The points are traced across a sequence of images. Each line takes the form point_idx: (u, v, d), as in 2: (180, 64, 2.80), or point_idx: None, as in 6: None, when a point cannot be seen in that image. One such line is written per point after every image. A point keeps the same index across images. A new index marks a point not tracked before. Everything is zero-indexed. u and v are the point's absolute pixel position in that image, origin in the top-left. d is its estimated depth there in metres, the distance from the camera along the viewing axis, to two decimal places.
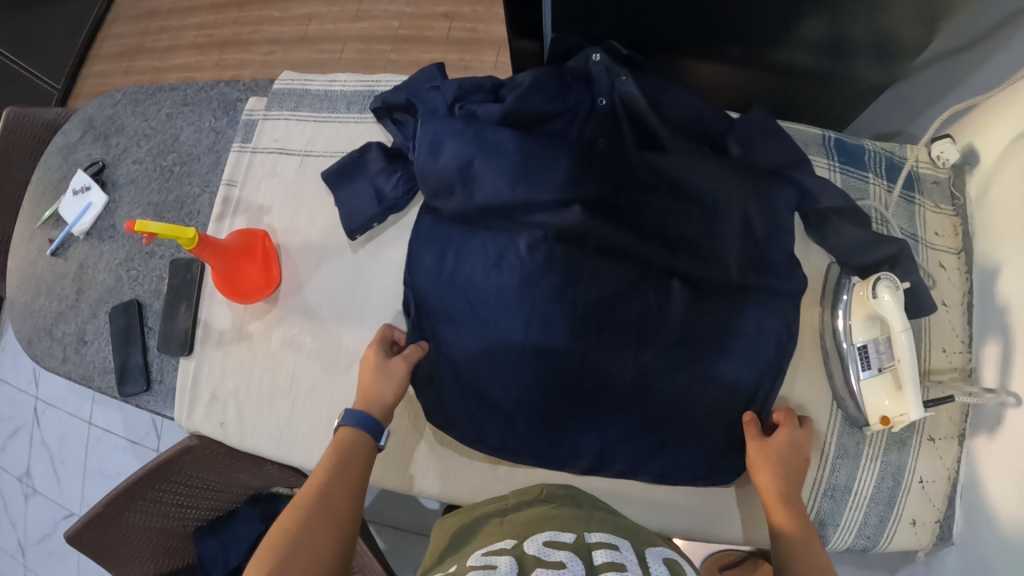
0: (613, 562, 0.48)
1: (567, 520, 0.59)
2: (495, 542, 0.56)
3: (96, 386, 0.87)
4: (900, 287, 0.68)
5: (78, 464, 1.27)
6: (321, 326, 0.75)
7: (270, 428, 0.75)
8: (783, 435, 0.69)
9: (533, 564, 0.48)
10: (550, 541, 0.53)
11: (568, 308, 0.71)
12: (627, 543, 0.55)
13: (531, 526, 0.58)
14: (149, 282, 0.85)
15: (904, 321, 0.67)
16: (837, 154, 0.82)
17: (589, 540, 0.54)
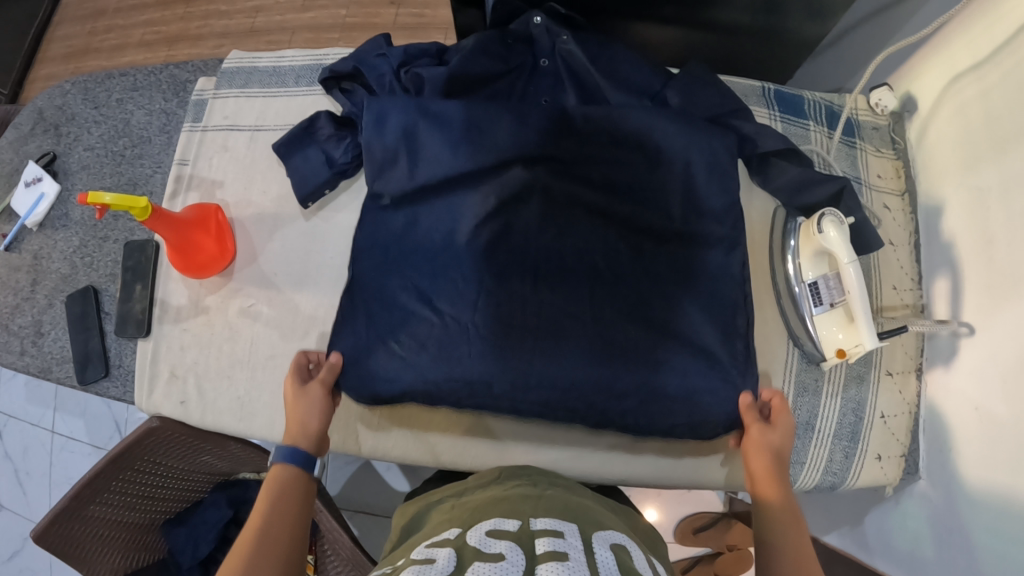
0: (554, 551, 0.44)
1: (516, 503, 0.55)
2: (441, 532, 0.53)
3: (55, 377, 0.85)
4: (845, 222, 0.69)
5: (46, 474, 1.24)
6: (278, 294, 0.75)
7: (232, 401, 0.74)
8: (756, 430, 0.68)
9: (471, 558, 0.44)
10: (493, 530, 0.49)
11: (523, 262, 0.70)
12: (576, 526, 0.51)
13: (479, 511, 0.54)
14: (104, 267, 0.85)
15: (851, 252, 0.67)
16: (777, 104, 0.85)
17: (534, 528, 0.50)
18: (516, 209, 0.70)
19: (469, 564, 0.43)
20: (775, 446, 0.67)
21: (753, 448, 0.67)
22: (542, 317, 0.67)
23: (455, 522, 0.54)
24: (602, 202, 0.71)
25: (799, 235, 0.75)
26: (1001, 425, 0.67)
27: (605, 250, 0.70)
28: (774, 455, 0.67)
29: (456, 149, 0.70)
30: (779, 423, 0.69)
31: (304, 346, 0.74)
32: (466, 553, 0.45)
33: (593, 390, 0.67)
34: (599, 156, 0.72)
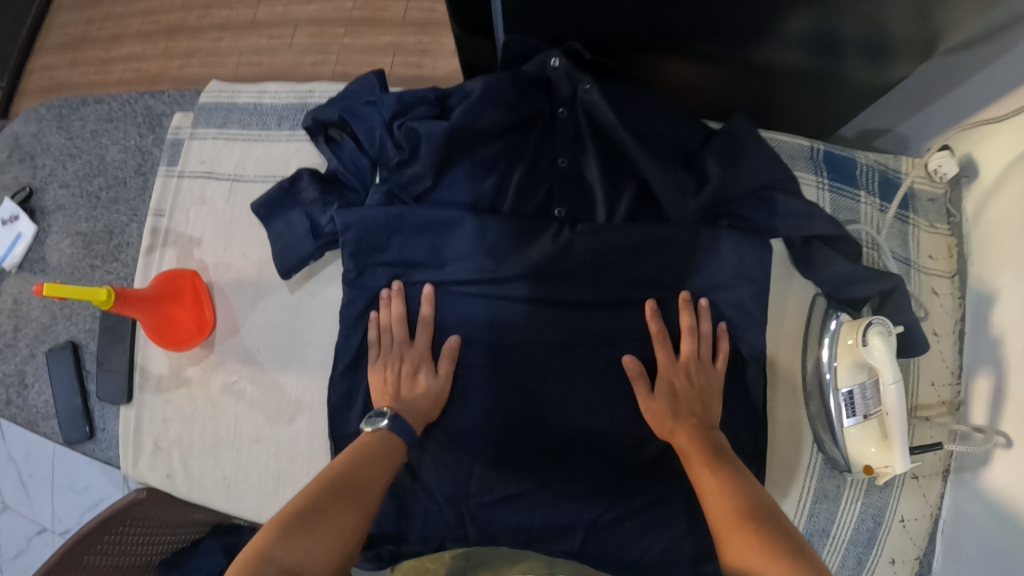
0: None
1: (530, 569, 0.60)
2: None
3: (42, 431, 0.83)
4: (893, 332, 0.63)
5: (49, 482, 1.26)
6: (262, 372, 0.70)
7: (218, 480, 0.72)
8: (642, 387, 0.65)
9: None
10: None
11: (530, 348, 0.68)
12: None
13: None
14: (82, 321, 0.80)
15: (894, 370, 0.62)
16: (826, 169, 0.75)
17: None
18: (520, 307, 0.68)
19: None
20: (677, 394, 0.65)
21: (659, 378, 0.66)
22: (548, 416, 0.68)
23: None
24: (618, 296, 0.68)
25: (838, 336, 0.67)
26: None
27: (619, 343, 0.69)
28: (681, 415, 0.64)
29: (468, 243, 0.67)
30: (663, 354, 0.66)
31: (291, 431, 0.69)
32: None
33: (600, 500, 0.66)
34: (621, 241, 0.67)
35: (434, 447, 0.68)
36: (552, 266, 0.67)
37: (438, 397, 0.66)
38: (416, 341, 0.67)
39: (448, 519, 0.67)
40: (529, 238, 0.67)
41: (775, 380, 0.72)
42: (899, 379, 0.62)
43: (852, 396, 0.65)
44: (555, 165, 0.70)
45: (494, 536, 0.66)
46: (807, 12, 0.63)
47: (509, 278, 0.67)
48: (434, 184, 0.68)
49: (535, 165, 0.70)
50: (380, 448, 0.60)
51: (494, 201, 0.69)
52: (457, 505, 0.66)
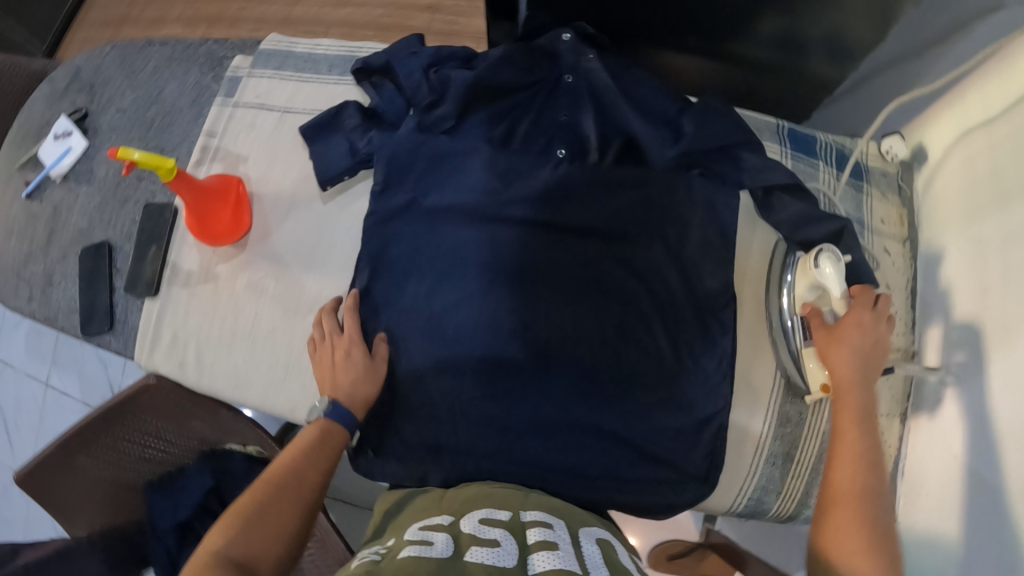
0: (546, 541, 0.49)
1: (503, 497, 0.61)
2: (431, 517, 0.56)
3: (60, 326, 0.88)
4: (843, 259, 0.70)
5: (35, 426, 1.26)
6: (286, 271, 0.77)
7: (228, 369, 0.76)
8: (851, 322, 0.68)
9: (468, 543, 0.48)
10: (486, 518, 0.54)
11: (522, 267, 0.71)
12: (563, 521, 0.56)
13: (468, 502, 0.59)
14: (120, 226, 0.87)
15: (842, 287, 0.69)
16: (789, 141, 0.84)
17: (524, 519, 0.55)
18: (515, 227, 0.72)
19: (467, 547, 0.47)
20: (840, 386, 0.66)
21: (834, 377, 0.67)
22: (535, 338, 0.70)
23: (447, 509, 0.58)
24: (608, 226, 0.72)
25: (796, 270, 0.74)
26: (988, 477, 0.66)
27: (606, 273, 0.71)
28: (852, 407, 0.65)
29: (480, 169, 0.73)
30: (834, 355, 0.67)
31: (307, 324, 0.75)
32: (464, 537, 0.50)
33: (576, 410, 0.69)
34: (617, 176, 0.72)
35: (421, 357, 0.70)
36: (550, 194, 0.72)
37: (427, 313, 0.70)
38: (345, 329, 0.70)
39: (440, 412, 0.69)
40: (532, 168, 0.73)
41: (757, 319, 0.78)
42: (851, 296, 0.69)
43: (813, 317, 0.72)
44: (557, 120, 0.75)
45: (471, 439, 0.68)
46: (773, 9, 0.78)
47: (503, 206, 0.72)
48: (455, 126, 0.74)
49: (541, 116, 0.75)
50: (320, 437, 0.65)
51: (505, 142, 0.75)
52: (448, 399, 0.69)
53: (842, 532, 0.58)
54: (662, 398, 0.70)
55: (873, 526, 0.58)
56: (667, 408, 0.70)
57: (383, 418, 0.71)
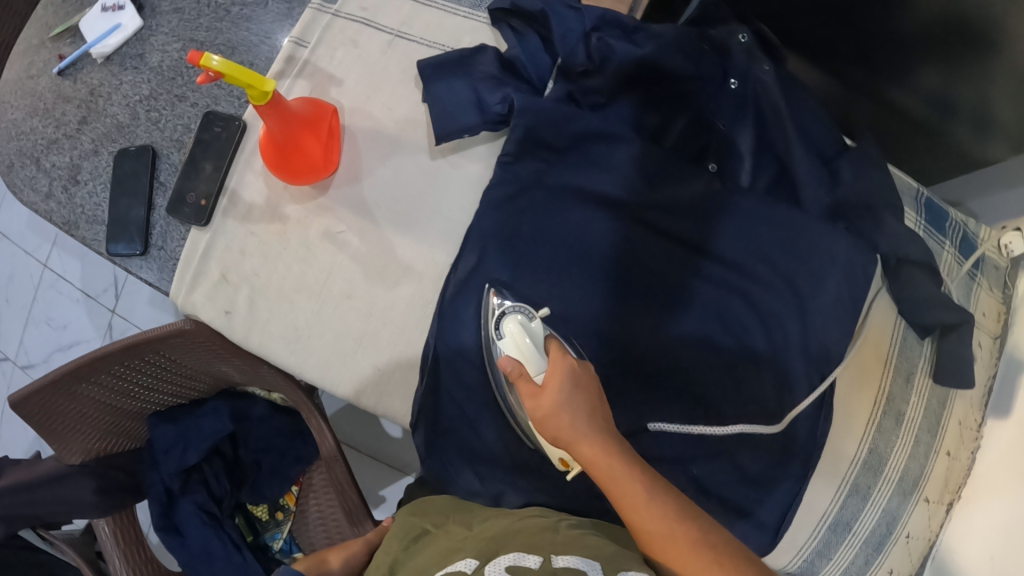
0: None
1: (536, 534, 0.51)
2: (454, 561, 0.48)
3: (79, 235, 0.74)
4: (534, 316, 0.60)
5: (25, 308, 1.13)
6: (374, 228, 0.66)
7: (286, 328, 0.67)
8: (559, 390, 0.53)
9: None
10: (512, 565, 0.45)
11: (640, 285, 0.65)
12: (601, 562, 0.46)
13: (496, 542, 0.51)
14: (169, 130, 0.74)
15: (538, 360, 0.58)
16: (924, 213, 0.78)
17: (557, 563, 0.45)
18: (642, 240, 0.65)
19: None
20: (575, 444, 0.51)
21: (556, 432, 0.52)
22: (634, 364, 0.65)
23: (470, 550, 0.49)
24: (743, 264, 0.66)
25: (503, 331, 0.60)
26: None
27: (726, 313, 0.66)
28: (597, 456, 0.50)
29: (624, 164, 0.64)
30: (553, 425, 0.52)
31: (388, 296, 0.65)
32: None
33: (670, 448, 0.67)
34: (764, 215, 0.65)
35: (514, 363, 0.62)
36: (688, 212, 0.64)
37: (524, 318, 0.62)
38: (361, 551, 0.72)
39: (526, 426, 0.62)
40: (679, 178, 0.65)
41: (866, 389, 0.72)
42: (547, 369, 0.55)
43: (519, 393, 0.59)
44: (711, 127, 0.67)
45: (554, 462, 0.63)
46: (949, 69, 0.68)
47: (642, 214, 0.64)
48: (605, 105, 0.65)
49: (696, 119, 0.67)
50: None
51: (654, 141, 0.66)
52: None
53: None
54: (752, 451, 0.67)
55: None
56: (754, 462, 0.68)
57: (454, 420, 0.64)
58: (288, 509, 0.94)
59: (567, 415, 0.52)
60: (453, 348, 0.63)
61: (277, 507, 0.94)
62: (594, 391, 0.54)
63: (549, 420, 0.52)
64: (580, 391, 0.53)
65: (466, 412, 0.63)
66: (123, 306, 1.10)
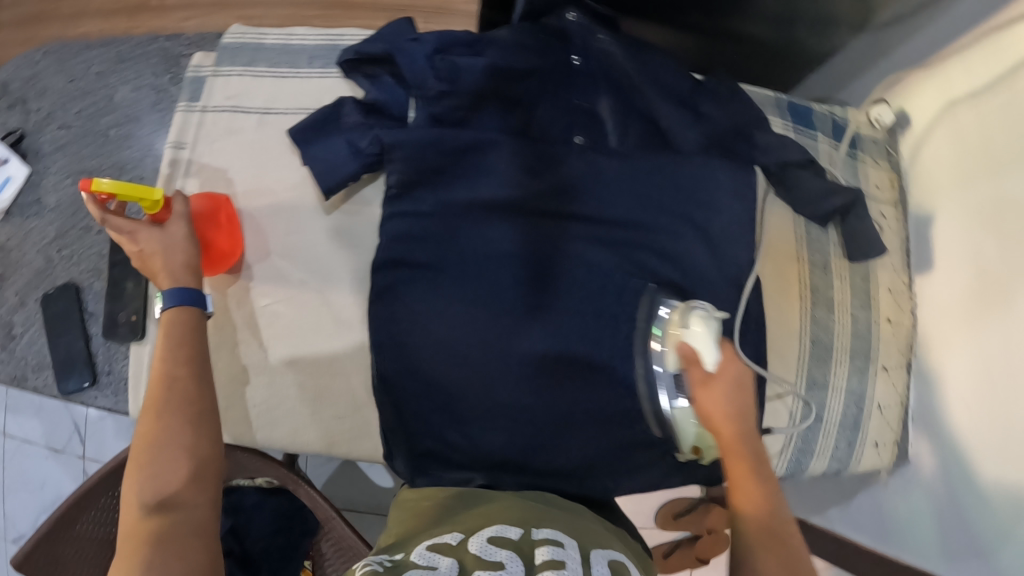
0: (554, 562, 0.46)
1: (522, 509, 0.57)
2: (440, 533, 0.53)
3: (30, 385, 0.77)
4: (715, 316, 0.65)
5: None
6: (298, 290, 0.70)
7: (241, 408, 0.69)
8: (726, 368, 0.64)
9: (476, 566, 0.45)
10: (495, 536, 0.50)
11: (554, 264, 0.70)
12: (574, 541, 0.52)
13: (479, 515, 0.55)
14: (85, 262, 0.77)
15: (712, 349, 0.63)
16: (790, 114, 0.84)
17: (535, 536, 0.51)
18: (540, 225, 0.69)
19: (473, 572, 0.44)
20: (729, 422, 0.61)
21: (720, 432, 0.60)
22: (572, 339, 0.68)
23: (458, 524, 0.54)
24: (640, 219, 0.71)
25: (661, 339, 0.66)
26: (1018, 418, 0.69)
27: (638, 263, 0.71)
28: (744, 466, 0.58)
29: (501, 165, 0.69)
30: (710, 398, 0.62)
31: (329, 348, 0.69)
32: (471, 564, 0.46)
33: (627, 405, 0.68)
34: (640, 164, 0.70)
35: (459, 369, 0.66)
36: (572, 185, 0.69)
37: (455, 325, 0.67)
38: None
39: (481, 418, 0.67)
40: (552, 160, 0.70)
41: (782, 287, 0.79)
42: (718, 362, 0.63)
43: (678, 376, 0.65)
44: (571, 104, 0.71)
45: (523, 445, 0.67)
46: None
47: (529, 203, 0.69)
48: (469, 118, 0.69)
49: (555, 102, 0.71)
50: None
51: (522, 133, 0.70)
52: (492, 405, 0.67)
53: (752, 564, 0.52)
54: None
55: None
56: None
57: (421, 441, 0.67)
58: None
59: (744, 416, 0.62)
60: (395, 375, 0.67)
61: None
62: (750, 386, 0.64)
63: (707, 409, 0.62)
64: (739, 387, 0.63)
65: (431, 428, 0.67)
66: (91, 447, 1.11)
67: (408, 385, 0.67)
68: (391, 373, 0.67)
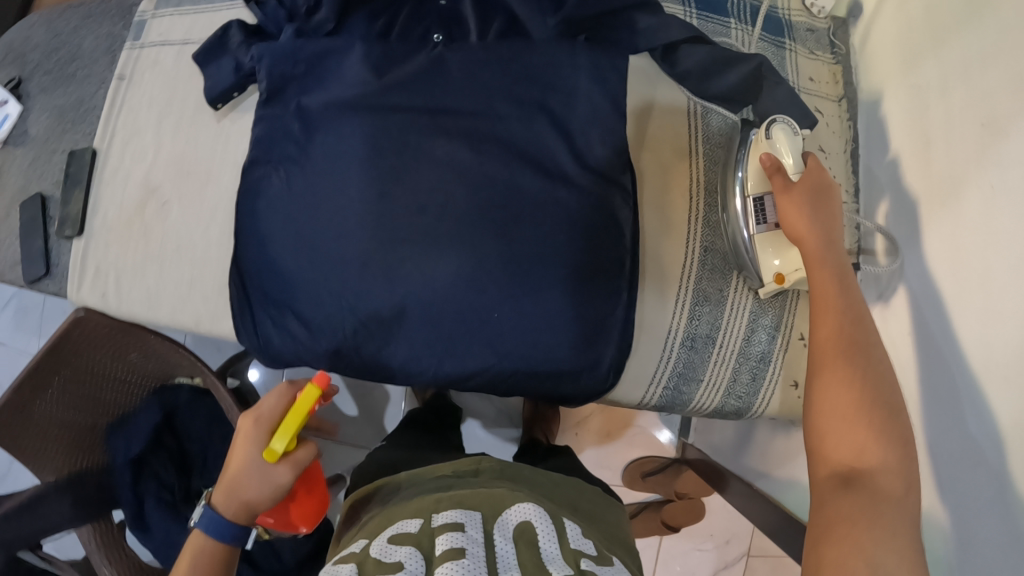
0: (452, 549, 0.48)
1: (424, 498, 0.59)
2: (350, 544, 0.55)
3: (10, 279, 0.92)
4: (797, 132, 0.66)
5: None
6: (196, 191, 0.78)
7: (141, 291, 0.79)
8: (810, 177, 0.63)
9: (371, 569, 0.47)
10: (394, 535, 0.52)
11: (412, 162, 0.69)
12: (479, 515, 0.54)
13: (389, 516, 0.57)
14: (51, 176, 0.90)
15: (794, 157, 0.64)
16: (694, 2, 0.79)
17: (434, 523, 0.53)
18: (393, 123, 0.69)
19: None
20: (809, 235, 0.61)
21: (804, 244, 0.61)
22: (418, 226, 0.67)
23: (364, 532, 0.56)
24: (495, 113, 0.70)
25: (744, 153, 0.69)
26: (995, 276, 0.58)
27: (494, 154, 0.69)
28: (829, 280, 0.59)
29: (355, 66, 0.71)
30: (795, 216, 0.62)
31: (216, 241, 0.77)
32: (368, 567, 0.48)
33: (469, 303, 0.66)
34: (500, 60, 0.70)
35: (308, 259, 0.68)
36: (431, 82, 0.70)
37: (307, 213, 0.69)
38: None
39: (328, 306, 0.69)
40: (406, 57, 0.71)
41: (668, 192, 0.73)
42: (804, 171, 0.64)
43: (760, 196, 0.66)
44: (435, 7, 0.72)
45: (368, 334, 0.69)
46: None
47: (382, 101, 0.70)
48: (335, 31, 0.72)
49: (418, 6, 0.72)
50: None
51: (383, 37, 0.72)
52: (341, 292, 0.68)
53: (833, 388, 0.53)
54: (570, 280, 0.66)
55: (884, 435, 0.50)
56: (578, 292, 0.67)
57: (281, 330, 0.71)
58: None
59: (824, 232, 0.61)
60: (260, 268, 0.71)
61: None
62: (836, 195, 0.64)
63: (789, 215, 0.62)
64: (822, 197, 0.63)
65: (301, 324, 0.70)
66: None
67: (262, 265, 0.70)
68: (255, 253, 0.71)
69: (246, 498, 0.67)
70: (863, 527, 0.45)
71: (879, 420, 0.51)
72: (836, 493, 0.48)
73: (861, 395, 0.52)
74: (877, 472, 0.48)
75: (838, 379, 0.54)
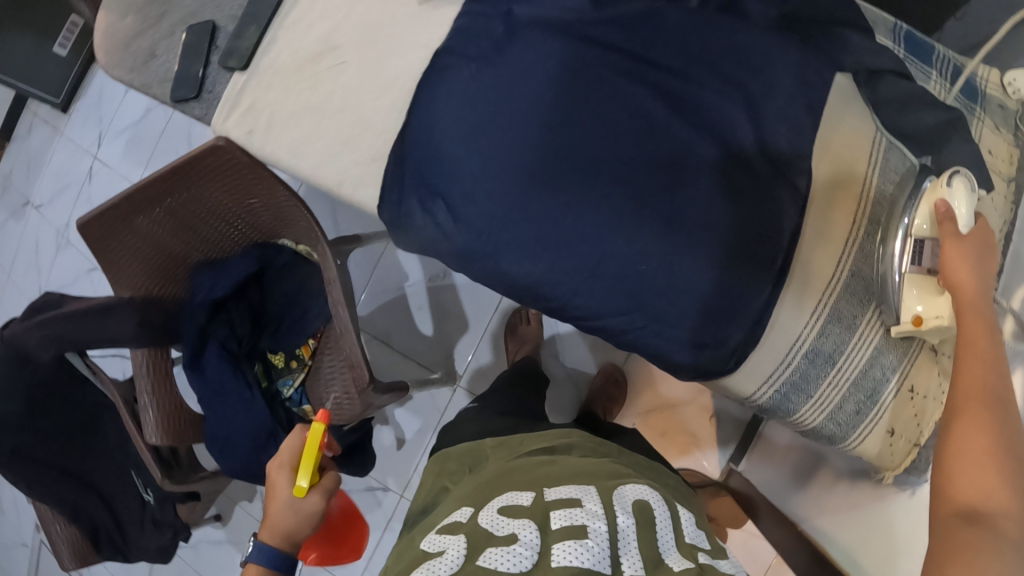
0: (571, 527, 0.49)
1: (530, 471, 0.60)
2: (454, 511, 0.58)
3: (153, 94, 0.94)
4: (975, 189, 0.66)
5: None
6: (376, 62, 0.79)
7: (292, 137, 0.80)
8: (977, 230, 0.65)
9: (485, 543, 0.49)
10: (506, 506, 0.54)
11: (606, 98, 0.68)
12: (593, 489, 0.55)
13: (496, 484, 0.59)
14: (227, 8, 0.91)
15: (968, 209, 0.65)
16: (903, 43, 0.79)
17: (547, 498, 0.54)
18: (594, 56, 0.69)
19: (484, 549, 0.49)
20: (967, 284, 0.63)
21: (961, 292, 0.63)
22: (594, 161, 0.67)
23: (468, 500, 0.58)
24: (695, 77, 0.69)
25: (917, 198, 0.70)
26: None
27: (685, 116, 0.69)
28: (982, 328, 0.61)
29: None
30: (958, 264, 0.63)
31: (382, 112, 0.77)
32: (480, 538, 0.50)
33: (622, 248, 0.66)
34: (721, 28, 0.69)
35: (476, 158, 0.68)
36: (645, 28, 0.70)
37: (486, 113, 0.69)
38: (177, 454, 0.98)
39: (481, 209, 0.68)
40: None
41: (836, 209, 0.72)
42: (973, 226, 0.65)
43: (920, 237, 0.69)
44: None
45: (509, 248, 0.68)
46: None
47: (589, 32, 0.69)
48: None
49: None
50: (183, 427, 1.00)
51: None
52: (498, 201, 0.68)
53: (970, 435, 0.56)
54: (725, 259, 0.67)
55: (1015, 486, 0.53)
56: (727, 271, 0.67)
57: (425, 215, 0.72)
58: (302, 360, 1.05)
59: (981, 282, 0.63)
60: (424, 153, 0.72)
61: (292, 357, 1.05)
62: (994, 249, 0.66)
63: (951, 263, 0.64)
64: (983, 250, 0.64)
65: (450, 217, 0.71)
66: None
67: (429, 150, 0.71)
68: (419, 138, 0.72)
69: (286, 531, 0.77)
70: (984, 560, 0.49)
71: (1012, 469, 0.54)
72: (959, 528, 0.52)
73: (998, 445, 0.55)
74: (1001, 517, 0.52)
75: (976, 426, 0.56)
